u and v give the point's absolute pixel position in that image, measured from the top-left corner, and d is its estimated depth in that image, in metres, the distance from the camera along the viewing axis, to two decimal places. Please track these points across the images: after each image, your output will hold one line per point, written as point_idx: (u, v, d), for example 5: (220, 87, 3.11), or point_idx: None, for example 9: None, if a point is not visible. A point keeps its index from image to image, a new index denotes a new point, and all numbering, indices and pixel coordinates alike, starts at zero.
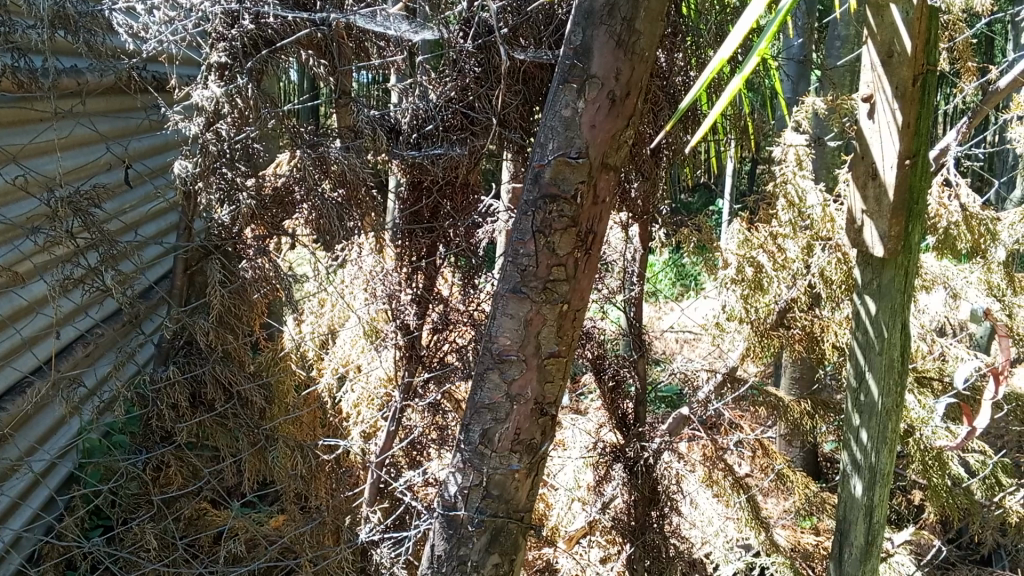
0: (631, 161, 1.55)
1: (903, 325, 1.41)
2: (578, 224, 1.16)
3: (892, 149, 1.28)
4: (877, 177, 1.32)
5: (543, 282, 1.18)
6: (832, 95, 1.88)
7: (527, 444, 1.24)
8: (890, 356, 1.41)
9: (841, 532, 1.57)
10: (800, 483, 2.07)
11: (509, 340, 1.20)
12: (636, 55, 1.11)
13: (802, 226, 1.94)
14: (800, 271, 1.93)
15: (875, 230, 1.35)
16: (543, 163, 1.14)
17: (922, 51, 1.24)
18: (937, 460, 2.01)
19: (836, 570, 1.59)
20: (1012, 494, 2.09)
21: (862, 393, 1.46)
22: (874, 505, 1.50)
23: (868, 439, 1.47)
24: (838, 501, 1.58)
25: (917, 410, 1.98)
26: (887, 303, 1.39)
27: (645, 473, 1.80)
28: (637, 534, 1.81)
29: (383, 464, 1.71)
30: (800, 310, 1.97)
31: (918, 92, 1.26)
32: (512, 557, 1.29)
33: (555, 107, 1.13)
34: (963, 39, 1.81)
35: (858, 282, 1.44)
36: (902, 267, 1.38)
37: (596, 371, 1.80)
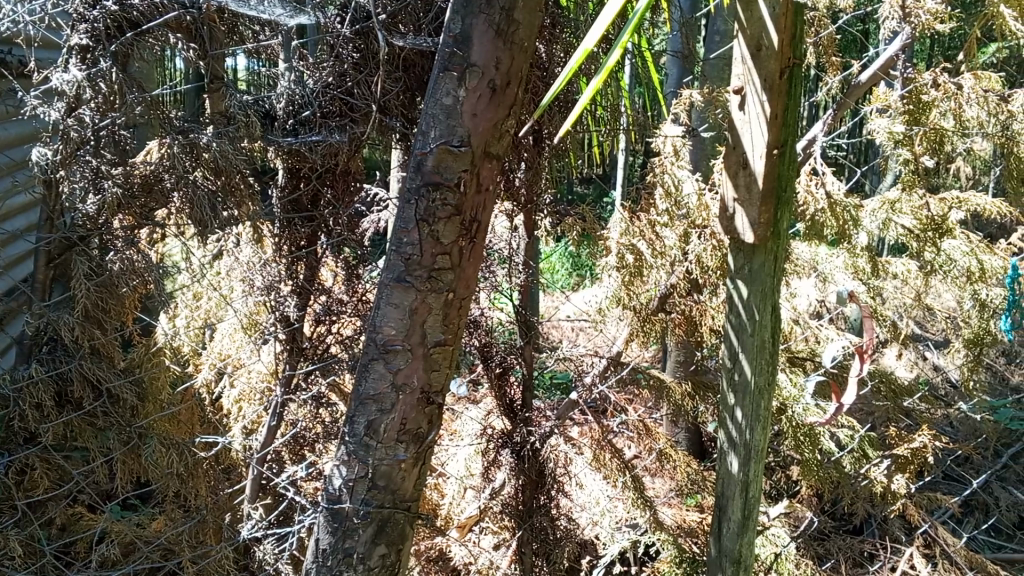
0: (514, 151, 1.56)
1: (772, 308, 1.48)
2: (462, 212, 1.16)
3: (761, 139, 1.34)
4: (747, 167, 1.38)
5: (427, 271, 1.17)
6: (708, 88, 1.94)
7: (413, 434, 1.24)
8: (761, 337, 1.47)
9: (719, 507, 1.63)
10: (683, 461, 2.14)
11: (394, 330, 1.19)
12: (515, 44, 1.12)
13: (680, 214, 2.01)
14: (678, 258, 1.99)
15: (745, 218, 1.41)
16: (425, 151, 1.13)
17: (789, 45, 1.30)
18: (808, 436, 2.08)
19: (715, 544, 1.65)
20: (876, 465, 2.21)
21: (736, 372, 1.52)
22: (749, 480, 1.57)
23: (743, 417, 1.53)
24: (716, 478, 1.65)
25: (789, 388, 2.05)
26: (758, 287, 1.45)
27: (531, 458, 1.80)
28: (524, 517, 1.84)
29: (265, 459, 1.67)
30: (679, 296, 2.04)
31: (784, 84, 1.32)
32: (399, 547, 1.29)
33: (435, 96, 1.12)
34: (828, 34, 1.89)
35: (731, 267, 1.50)
36: (771, 252, 1.44)
37: (484, 360, 1.79)
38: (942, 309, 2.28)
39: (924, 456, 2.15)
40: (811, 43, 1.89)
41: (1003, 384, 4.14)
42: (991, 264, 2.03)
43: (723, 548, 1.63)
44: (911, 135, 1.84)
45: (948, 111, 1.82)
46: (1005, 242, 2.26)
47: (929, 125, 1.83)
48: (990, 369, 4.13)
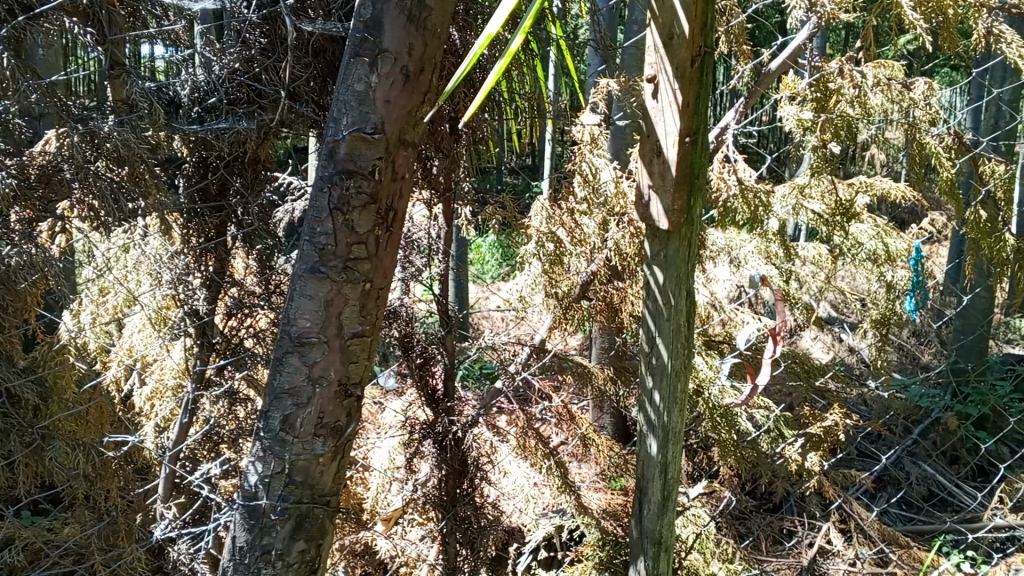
0: (430, 139, 1.55)
1: (687, 292, 1.51)
2: (377, 201, 1.15)
3: (673, 127, 1.36)
4: (660, 154, 1.40)
5: (343, 261, 1.15)
6: (624, 76, 1.95)
7: (331, 427, 1.22)
8: (677, 321, 1.50)
9: (640, 489, 1.66)
10: (605, 446, 2.14)
11: (309, 322, 1.17)
12: (428, 30, 1.10)
13: (598, 203, 1.99)
14: (597, 246, 2.00)
15: (660, 205, 1.43)
16: (337, 139, 1.11)
17: (699, 34, 1.33)
18: (724, 417, 2.12)
19: (636, 525, 1.68)
20: (791, 444, 2.28)
21: (653, 356, 1.55)
22: (668, 462, 1.60)
23: (661, 400, 1.55)
24: (635, 461, 1.67)
25: (705, 370, 2.11)
26: (673, 272, 1.47)
27: (453, 447, 1.82)
28: (448, 506, 1.85)
29: (178, 456, 1.63)
30: (599, 283, 2.05)
31: (695, 73, 1.35)
32: (318, 542, 1.28)
33: (346, 82, 1.10)
34: (739, 23, 1.91)
35: (646, 253, 1.52)
36: (685, 238, 1.47)
37: (404, 350, 1.78)
38: (851, 291, 2.35)
39: (836, 434, 2.22)
40: (723, 32, 1.92)
41: (912, 363, 4.31)
42: (896, 247, 2.11)
43: (643, 529, 1.67)
44: (819, 122, 1.87)
45: (852, 98, 1.85)
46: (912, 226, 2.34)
47: (837, 113, 1.85)
48: (901, 348, 4.30)
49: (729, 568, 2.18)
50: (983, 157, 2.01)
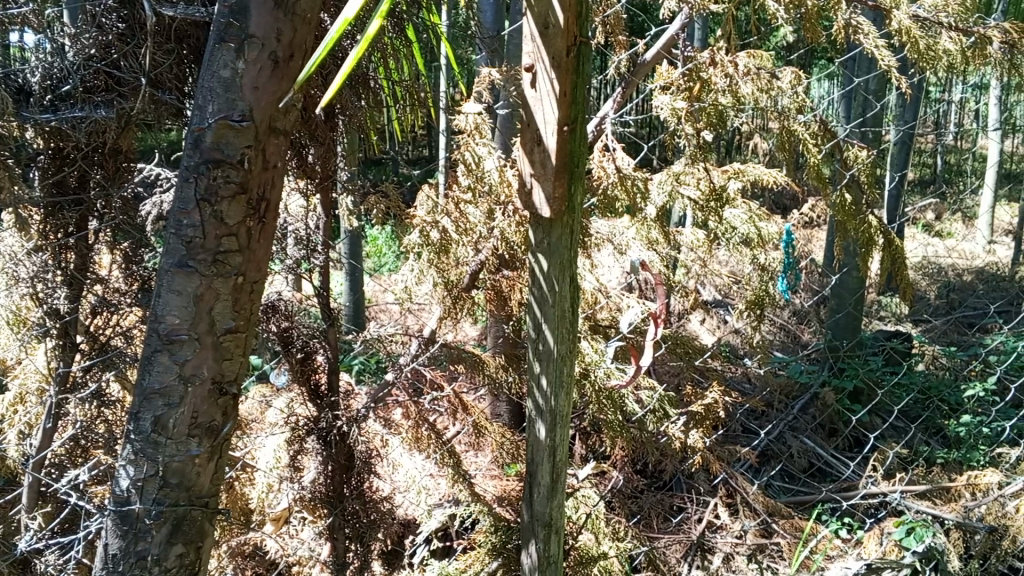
0: (304, 127, 1.52)
1: (570, 278, 1.53)
2: (247, 190, 1.12)
3: (552, 116, 1.38)
4: (540, 143, 1.41)
5: (212, 254, 1.12)
6: (505, 64, 1.96)
7: (206, 427, 1.18)
8: (561, 307, 1.52)
9: (530, 474, 1.68)
10: (496, 433, 2.15)
11: (178, 318, 1.13)
12: (297, 15, 1.07)
13: (483, 190, 1.98)
14: (484, 235, 1.99)
15: (541, 193, 1.44)
16: (202, 127, 1.07)
17: (574, 23, 1.34)
18: (610, 399, 2.18)
19: (527, 509, 1.70)
20: (674, 423, 2.35)
21: (539, 342, 1.56)
22: (556, 445, 1.62)
23: (548, 385, 1.57)
24: (525, 446, 1.69)
25: (591, 354, 2.12)
26: (556, 259, 1.49)
27: (338, 442, 1.80)
28: (336, 502, 1.83)
29: (42, 463, 1.56)
30: (487, 272, 2.04)
31: (571, 62, 1.37)
32: (198, 545, 1.24)
33: (211, 68, 1.06)
34: (615, 12, 1.95)
35: (530, 241, 1.53)
36: (567, 225, 1.49)
37: (284, 345, 1.74)
38: (729, 273, 2.43)
39: (716, 411, 2.36)
40: (601, 21, 1.95)
41: (792, 341, 4.51)
42: (767, 230, 2.20)
43: (534, 513, 1.69)
44: (692, 110, 1.94)
45: (723, 87, 1.95)
46: (794, 211, 2.43)
47: (707, 101, 1.94)
48: (781, 328, 4.47)
49: (621, 546, 2.21)
50: (847, 142, 2.11)
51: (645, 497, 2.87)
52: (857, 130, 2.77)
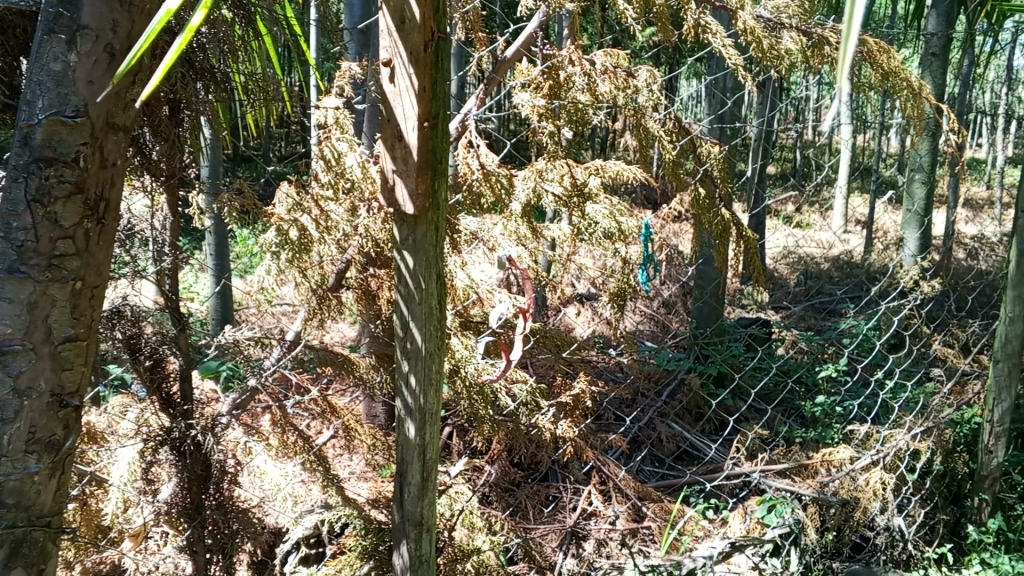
0: (145, 121, 1.46)
1: (436, 275, 1.52)
2: (84, 190, 1.06)
3: (412, 111, 1.37)
4: (401, 139, 1.39)
5: (46, 258, 1.05)
6: (365, 59, 1.94)
7: (46, 442, 1.12)
8: (428, 304, 1.51)
9: (400, 474, 1.66)
10: (367, 434, 2.09)
11: (10, 328, 1.05)
12: (134, 6, 1.02)
13: (344, 187, 1.96)
14: (348, 233, 1.95)
15: (404, 188, 1.43)
16: (31, 123, 1.01)
17: (431, 18, 1.34)
18: (481, 394, 2.15)
19: (398, 510, 1.69)
20: (544, 414, 2.38)
21: (407, 340, 1.54)
22: (426, 443, 1.62)
23: (417, 383, 1.56)
24: (395, 445, 1.67)
25: (460, 349, 2.09)
26: (422, 256, 1.48)
27: (193, 452, 1.72)
28: (194, 514, 1.76)
29: None
30: (354, 271, 2.01)
31: (430, 57, 1.36)
32: (40, 567, 1.18)
33: (39, 60, 0.99)
34: (474, 9, 1.96)
35: (395, 238, 1.51)
36: (431, 221, 1.48)
37: (131, 353, 1.66)
38: (594, 265, 2.48)
39: (584, 402, 2.42)
40: (460, 17, 1.96)
41: (659, 330, 4.66)
42: (628, 224, 2.17)
43: (405, 512, 1.67)
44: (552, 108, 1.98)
45: (581, 86, 2.00)
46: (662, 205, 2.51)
47: (567, 100, 1.99)
48: (650, 319, 4.61)
49: (494, 539, 2.23)
50: (700, 138, 2.20)
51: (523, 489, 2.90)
52: (716, 125, 2.88)
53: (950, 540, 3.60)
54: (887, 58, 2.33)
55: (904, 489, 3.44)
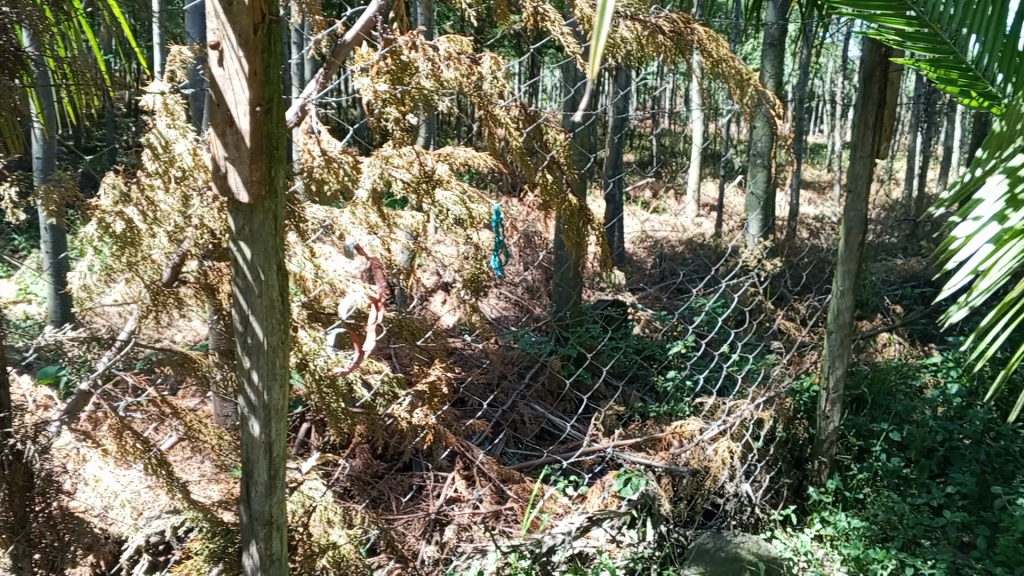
0: None
1: (277, 267, 1.48)
2: None
3: (243, 96, 1.33)
4: (232, 124, 1.34)
5: None
6: (196, 43, 1.88)
7: None
8: (269, 296, 1.47)
9: (246, 473, 1.61)
10: (213, 436, 2.01)
11: None
12: None
13: (175, 174, 1.85)
14: (181, 224, 1.85)
15: (237, 177, 1.38)
16: None
17: (260, 0, 1.31)
18: (332, 387, 2.11)
19: (245, 510, 1.63)
20: (400, 404, 2.35)
21: (248, 336, 1.49)
22: (272, 440, 1.57)
23: (260, 379, 1.51)
24: (239, 444, 1.61)
25: (309, 343, 2.04)
26: (260, 246, 1.44)
27: (12, 463, 1.63)
28: (17, 529, 1.65)
29: None
30: (192, 264, 1.91)
31: (260, 40, 1.33)
32: None
33: None
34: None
35: (230, 228, 1.45)
36: (268, 210, 1.44)
37: None
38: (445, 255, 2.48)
39: (441, 388, 2.39)
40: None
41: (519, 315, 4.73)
42: (479, 211, 2.12)
43: (253, 512, 1.62)
44: (395, 93, 1.96)
45: (426, 72, 1.99)
46: (516, 192, 2.53)
47: (411, 85, 1.98)
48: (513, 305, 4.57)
49: (351, 533, 2.19)
50: (546, 126, 2.23)
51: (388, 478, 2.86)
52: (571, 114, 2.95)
53: (793, 502, 3.85)
54: (717, 46, 2.40)
55: (750, 457, 3.64)
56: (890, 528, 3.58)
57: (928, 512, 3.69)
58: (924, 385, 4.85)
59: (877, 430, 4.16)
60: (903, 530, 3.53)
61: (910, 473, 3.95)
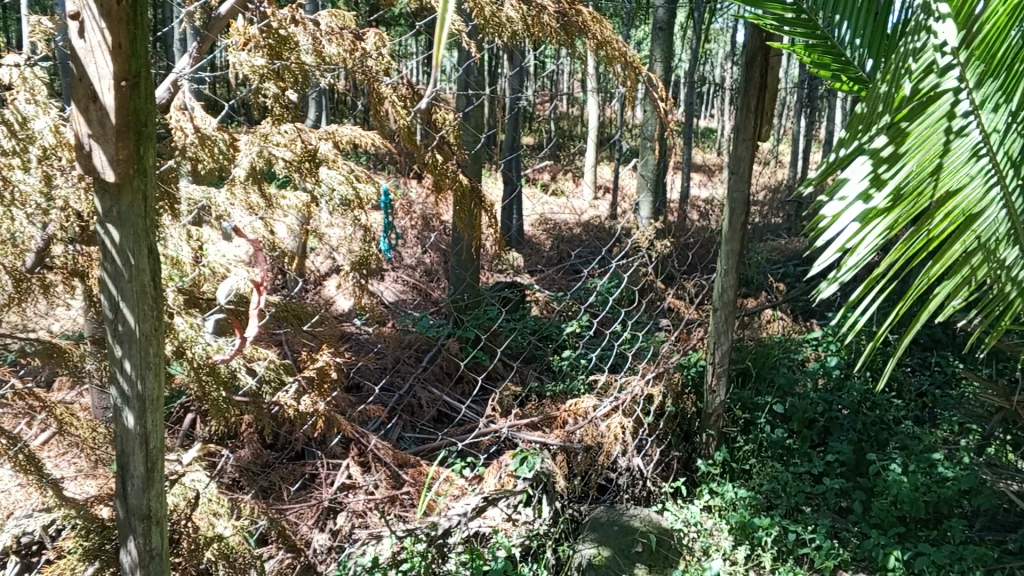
0: None
1: (148, 250, 1.42)
2: None
3: (107, 69, 1.26)
4: (96, 100, 1.27)
5: None
6: (57, 14, 1.78)
7: None
8: (140, 281, 1.41)
9: (121, 466, 1.53)
10: (87, 428, 1.94)
11: None
12: None
13: (35, 152, 1.74)
14: (45, 205, 1.75)
15: (103, 155, 1.31)
16: None
17: None
18: (212, 375, 2.04)
19: (121, 506, 1.55)
20: (286, 391, 2.28)
21: (118, 323, 1.42)
22: (148, 431, 1.51)
23: (133, 369, 1.44)
24: (112, 437, 1.53)
25: (185, 330, 1.95)
26: (129, 229, 1.37)
27: None
28: None
29: None
30: (58, 248, 1.81)
31: (123, 10, 1.26)
32: None
33: None
34: None
35: (96, 210, 1.38)
36: (137, 190, 1.37)
37: None
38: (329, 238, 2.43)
39: (330, 373, 2.34)
40: None
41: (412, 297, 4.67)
42: (365, 191, 2.08)
43: (129, 508, 1.55)
44: (273, 69, 1.89)
45: (307, 47, 1.95)
46: (404, 175, 2.50)
47: (291, 60, 1.92)
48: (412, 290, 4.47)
49: (238, 523, 2.13)
50: (435, 105, 2.21)
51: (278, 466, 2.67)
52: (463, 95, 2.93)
53: (683, 474, 3.96)
54: (601, 28, 2.42)
55: (641, 432, 3.72)
56: (774, 497, 3.73)
57: (809, 480, 3.86)
58: (806, 358, 5.06)
59: (761, 403, 4.32)
60: (786, 498, 3.69)
61: (793, 443, 4.13)
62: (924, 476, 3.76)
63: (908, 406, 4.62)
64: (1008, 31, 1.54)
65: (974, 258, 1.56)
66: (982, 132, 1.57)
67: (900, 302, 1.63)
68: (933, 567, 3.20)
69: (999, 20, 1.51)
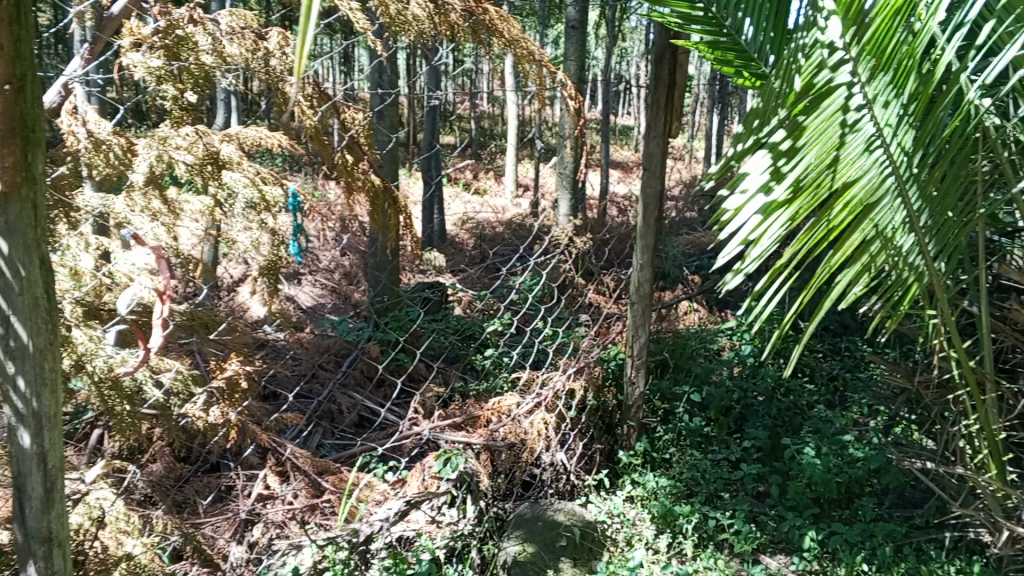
0: None
1: (39, 260, 1.35)
2: None
3: None
4: None
5: None
6: None
7: None
8: (31, 293, 1.34)
9: (16, 490, 1.46)
10: None
11: None
12: None
13: None
14: None
15: None
16: None
17: None
18: (115, 390, 1.95)
19: (19, 530, 1.48)
20: (194, 401, 2.22)
21: (9, 338, 1.35)
22: (45, 451, 1.44)
23: (26, 385, 1.37)
24: (6, 459, 1.46)
25: (84, 343, 1.88)
26: (17, 238, 1.31)
27: None
28: None
29: None
30: None
31: None
32: None
33: None
34: None
35: None
36: (24, 197, 1.31)
37: None
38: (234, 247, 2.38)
39: (241, 382, 2.28)
40: None
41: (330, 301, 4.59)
42: (272, 194, 2.03)
43: (28, 531, 1.48)
44: (170, 70, 1.84)
45: (206, 46, 1.89)
46: (312, 177, 2.47)
47: (189, 61, 1.86)
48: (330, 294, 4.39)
49: (148, 541, 2.06)
50: (342, 105, 2.18)
51: (193, 480, 2.56)
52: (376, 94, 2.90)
53: (605, 466, 4.00)
54: (508, 27, 2.46)
55: (563, 427, 3.75)
56: (694, 485, 3.81)
57: (727, 466, 3.96)
58: (721, 347, 5.17)
59: (679, 393, 4.40)
60: (706, 485, 3.77)
61: (711, 431, 4.22)
62: (835, 458, 3.89)
63: (819, 391, 4.77)
64: (895, 24, 1.58)
65: (872, 245, 1.72)
66: (874, 125, 1.64)
67: (804, 291, 1.71)
68: (846, 546, 3.31)
69: (886, 15, 1.55)
